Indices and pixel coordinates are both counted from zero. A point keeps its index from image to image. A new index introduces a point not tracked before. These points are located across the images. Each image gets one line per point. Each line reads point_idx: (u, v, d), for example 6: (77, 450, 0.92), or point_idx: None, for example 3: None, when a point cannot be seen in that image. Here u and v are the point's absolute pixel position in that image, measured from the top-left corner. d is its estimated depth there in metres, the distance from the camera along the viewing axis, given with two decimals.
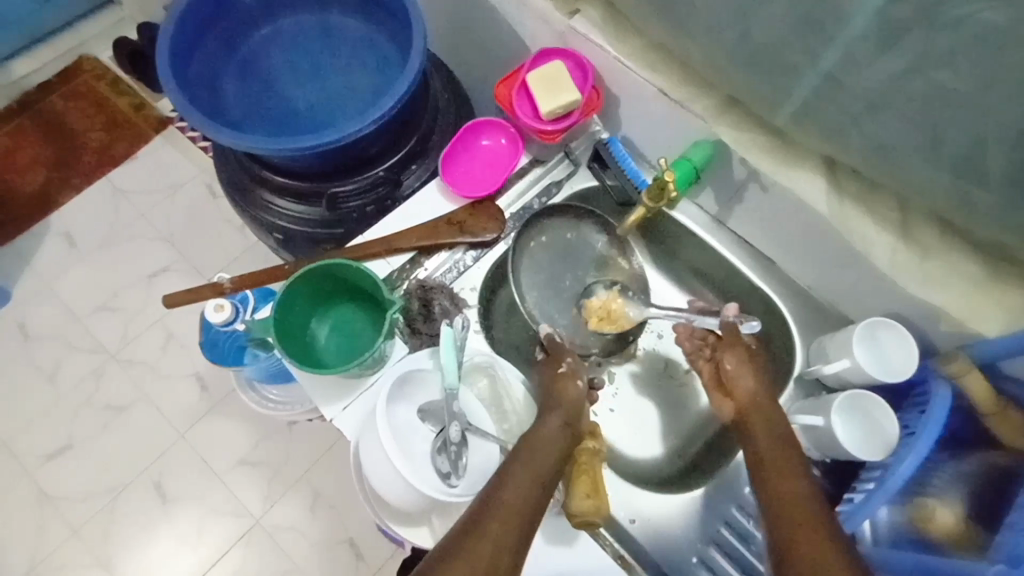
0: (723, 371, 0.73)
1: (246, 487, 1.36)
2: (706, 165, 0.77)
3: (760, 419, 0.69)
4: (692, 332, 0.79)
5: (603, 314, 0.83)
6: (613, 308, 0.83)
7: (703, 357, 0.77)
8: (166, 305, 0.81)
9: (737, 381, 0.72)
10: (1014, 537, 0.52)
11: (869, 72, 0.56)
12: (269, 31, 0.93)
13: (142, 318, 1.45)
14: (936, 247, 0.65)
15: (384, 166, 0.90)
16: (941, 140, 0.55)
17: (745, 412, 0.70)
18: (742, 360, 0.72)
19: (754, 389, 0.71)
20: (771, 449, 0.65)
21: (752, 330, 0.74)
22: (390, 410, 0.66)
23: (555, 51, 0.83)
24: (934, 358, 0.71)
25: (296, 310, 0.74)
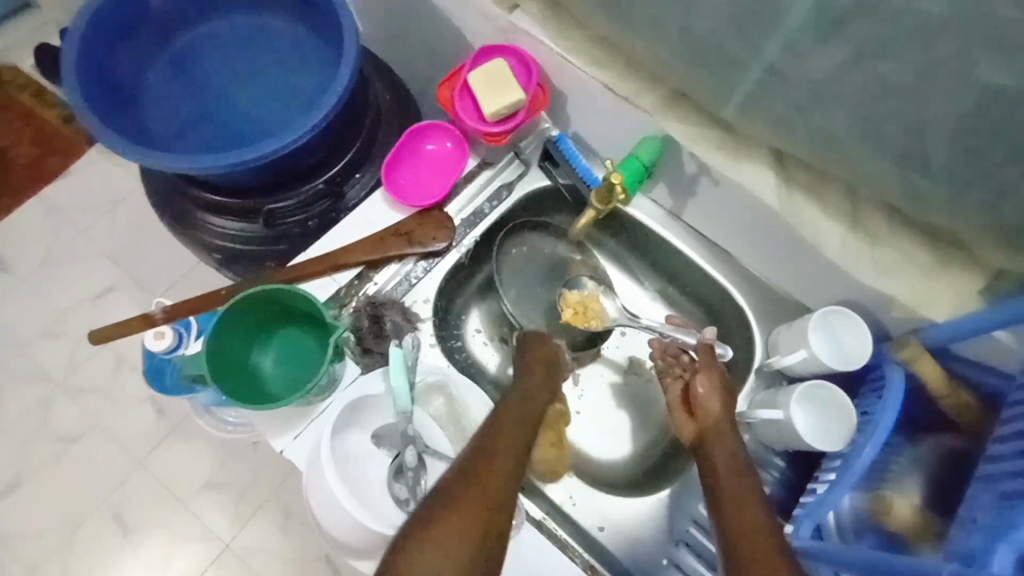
0: (694, 393, 0.75)
1: (212, 511, 1.31)
2: (656, 162, 0.75)
3: (721, 443, 0.70)
4: (665, 349, 0.81)
5: (582, 310, 0.85)
6: (593, 307, 0.86)
7: (673, 375, 0.79)
8: (93, 341, 0.75)
9: (704, 405, 0.74)
10: (975, 530, 0.51)
11: (811, 65, 0.54)
12: (190, 39, 0.87)
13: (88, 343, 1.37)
14: (885, 235, 0.65)
15: (325, 178, 0.85)
16: (883, 129, 0.54)
17: (707, 432, 0.72)
18: (714, 386, 0.74)
19: (719, 414, 0.72)
20: (728, 472, 0.66)
21: (723, 355, 0.79)
22: (339, 440, 0.64)
23: (496, 48, 0.80)
24: (889, 343, 0.71)
25: (236, 344, 0.71)
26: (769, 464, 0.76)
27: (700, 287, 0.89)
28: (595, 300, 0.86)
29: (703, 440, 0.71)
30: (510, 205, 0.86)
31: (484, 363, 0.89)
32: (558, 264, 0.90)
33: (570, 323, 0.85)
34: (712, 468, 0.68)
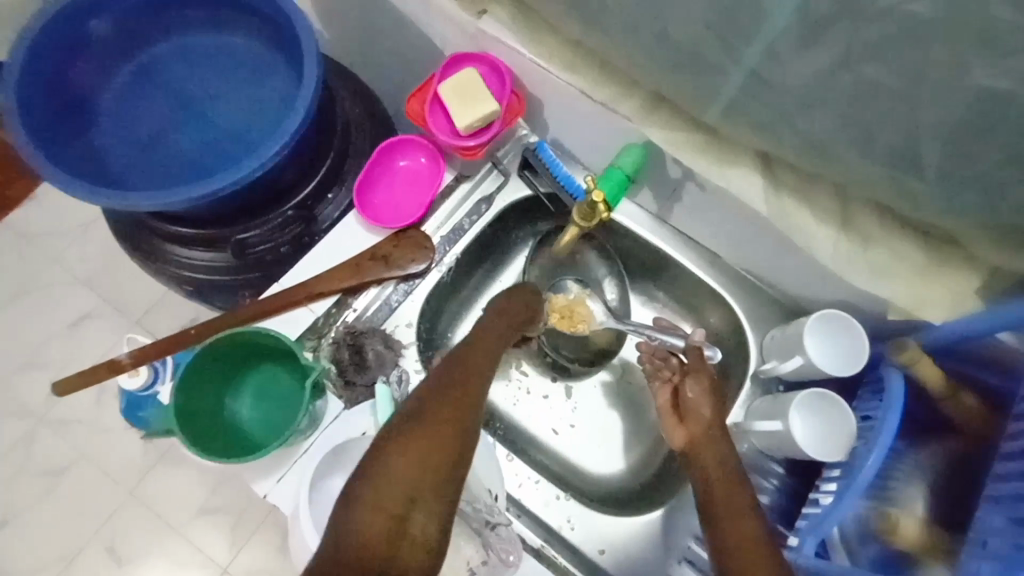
0: (683, 398, 0.72)
1: (208, 536, 1.27)
2: (639, 169, 0.72)
3: (710, 450, 0.67)
4: (654, 352, 0.78)
5: (568, 315, 0.84)
6: (580, 310, 0.84)
7: (662, 378, 0.75)
8: (56, 395, 0.76)
9: (693, 410, 0.71)
10: (993, 559, 0.48)
11: (795, 69, 0.51)
12: (139, 65, 0.83)
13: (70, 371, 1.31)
14: (880, 236, 0.62)
15: (293, 204, 0.81)
16: (873, 132, 0.52)
17: (697, 440, 0.69)
18: (704, 391, 0.71)
19: (709, 419, 0.70)
20: (721, 482, 0.65)
21: (713, 358, 0.75)
22: (323, 484, 0.65)
23: (465, 57, 0.76)
24: (886, 345, 0.69)
25: (205, 385, 0.69)
26: (768, 472, 0.75)
27: (691, 290, 0.86)
28: (582, 303, 0.85)
29: (693, 449, 0.69)
30: (489, 219, 0.82)
31: None
32: (554, 266, 0.86)
33: (558, 328, 0.84)
34: (704, 477, 0.66)
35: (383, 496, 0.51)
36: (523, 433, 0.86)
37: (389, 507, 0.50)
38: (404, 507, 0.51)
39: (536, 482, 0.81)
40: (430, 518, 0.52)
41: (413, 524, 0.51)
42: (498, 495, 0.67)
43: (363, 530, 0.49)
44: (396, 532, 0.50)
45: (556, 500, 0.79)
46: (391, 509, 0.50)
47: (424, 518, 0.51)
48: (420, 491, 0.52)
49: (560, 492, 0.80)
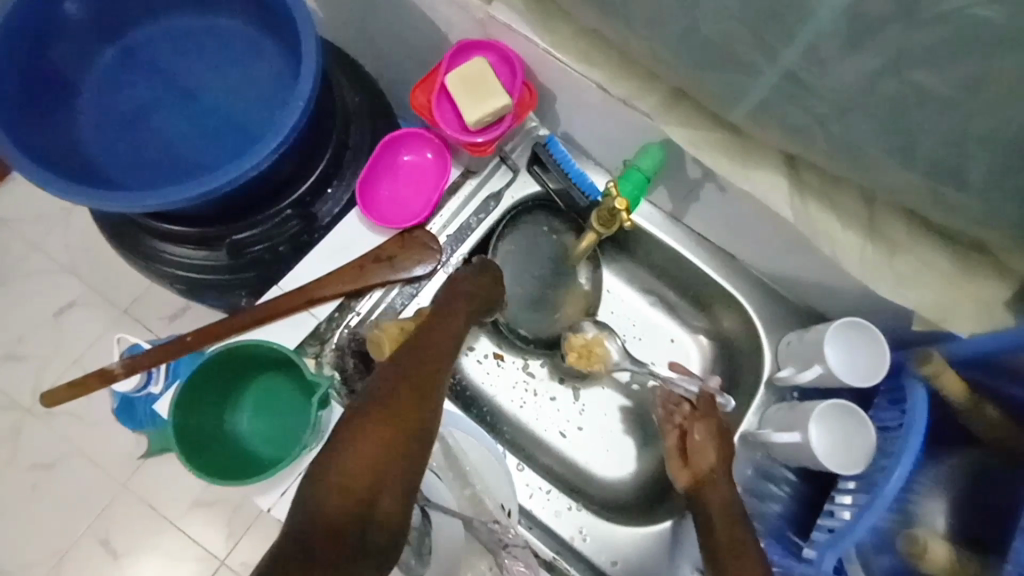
0: (690, 441, 0.72)
1: (206, 527, 1.17)
2: (659, 170, 0.68)
3: (716, 494, 0.67)
4: (667, 396, 0.77)
5: (586, 353, 0.81)
6: (599, 351, 0.82)
7: (672, 423, 0.75)
8: (44, 405, 0.75)
9: (699, 453, 0.70)
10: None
11: (835, 71, 0.47)
12: (119, 51, 0.78)
13: (55, 362, 1.19)
14: (908, 245, 0.59)
15: (291, 201, 0.77)
16: (914, 143, 0.48)
17: (702, 483, 0.68)
18: (711, 436, 0.71)
19: (715, 464, 0.69)
20: (724, 525, 0.64)
21: (726, 406, 0.76)
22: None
23: (471, 46, 0.71)
24: (910, 354, 0.67)
25: (200, 404, 0.70)
26: (781, 479, 0.75)
27: (702, 291, 0.84)
28: (600, 342, 0.82)
29: (698, 493, 0.68)
30: (496, 218, 0.79)
31: (484, 387, 0.85)
32: (560, 262, 0.84)
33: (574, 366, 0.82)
34: (708, 521, 0.65)
35: (350, 476, 0.46)
36: (530, 436, 0.84)
37: (357, 489, 0.45)
38: (372, 489, 0.46)
39: (547, 493, 0.79)
40: (396, 498, 0.47)
41: (379, 506, 0.46)
42: (510, 510, 0.67)
43: (325, 508, 0.44)
44: (362, 513, 0.45)
45: (568, 511, 0.78)
46: (357, 490, 0.45)
47: (391, 500, 0.47)
48: (387, 470, 0.47)
49: (572, 502, 0.79)
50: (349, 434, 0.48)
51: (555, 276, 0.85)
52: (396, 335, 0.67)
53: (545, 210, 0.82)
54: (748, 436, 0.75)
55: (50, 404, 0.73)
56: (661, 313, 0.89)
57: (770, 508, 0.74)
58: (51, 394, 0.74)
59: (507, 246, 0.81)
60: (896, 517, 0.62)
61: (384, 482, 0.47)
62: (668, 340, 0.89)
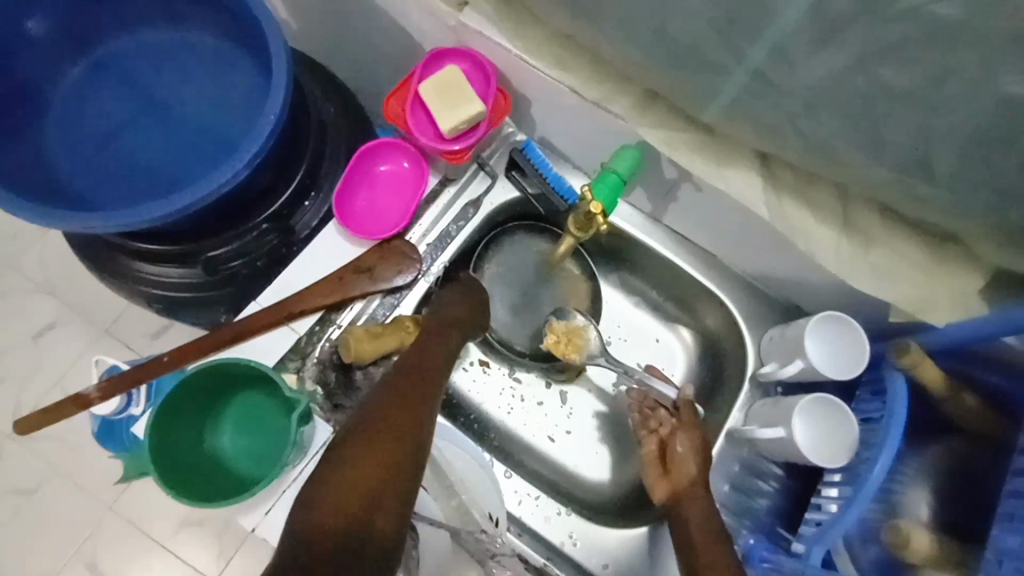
0: (671, 452, 0.73)
1: (194, 547, 1.15)
2: (634, 172, 0.68)
3: (694, 506, 0.68)
4: (643, 399, 0.79)
5: (565, 341, 0.81)
6: (578, 342, 0.81)
7: (648, 429, 0.77)
8: (18, 430, 0.73)
9: (680, 465, 0.72)
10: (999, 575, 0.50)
11: (803, 69, 0.48)
12: (87, 65, 0.76)
13: (35, 384, 1.17)
14: (883, 239, 0.59)
15: (268, 214, 0.76)
16: (883, 138, 0.49)
17: (681, 495, 0.70)
18: (693, 448, 0.73)
19: (695, 476, 0.71)
20: (703, 539, 0.65)
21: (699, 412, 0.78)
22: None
23: (444, 53, 0.71)
24: (888, 344, 0.68)
25: (178, 423, 0.68)
26: (767, 474, 0.75)
27: (684, 290, 0.84)
28: (583, 333, 0.82)
29: (678, 505, 0.70)
30: (476, 225, 0.79)
31: (472, 395, 0.85)
32: (543, 272, 0.86)
33: (551, 349, 0.82)
34: (686, 531, 0.67)
35: (344, 496, 0.46)
36: (518, 442, 0.84)
37: (351, 508, 0.45)
38: (367, 506, 0.46)
39: (536, 498, 0.79)
40: (392, 513, 0.47)
41: (375, 523, 0.45)
42: (498, 519, 0.68)
43: (317, 524, 0.44)
44: (358, 530, 0.44)
45: (558, 516, 0.78)
46: (350, 508, 0.45)
47: (387, 516, 0.46)
48: (379, 489, 0.47)
49: (561, 507, 0.78)
50: (342, 455, 0.49)
51: (536, 287, 0.86)
52: (362, 336, 0.68)
53: (524, 230, 0.85)
54: (733, 432, 0.76)
55: (30, 429, 0.72)
56: (646, 313, 0.89)
57: (756, 503, 0.75)
58: (25, 420, 0.72)
59: (491, 272, 0.84)
60: (881, 509, 0.63)
61: (379, 497, 0.47)
62: (654, 340, 0.89)
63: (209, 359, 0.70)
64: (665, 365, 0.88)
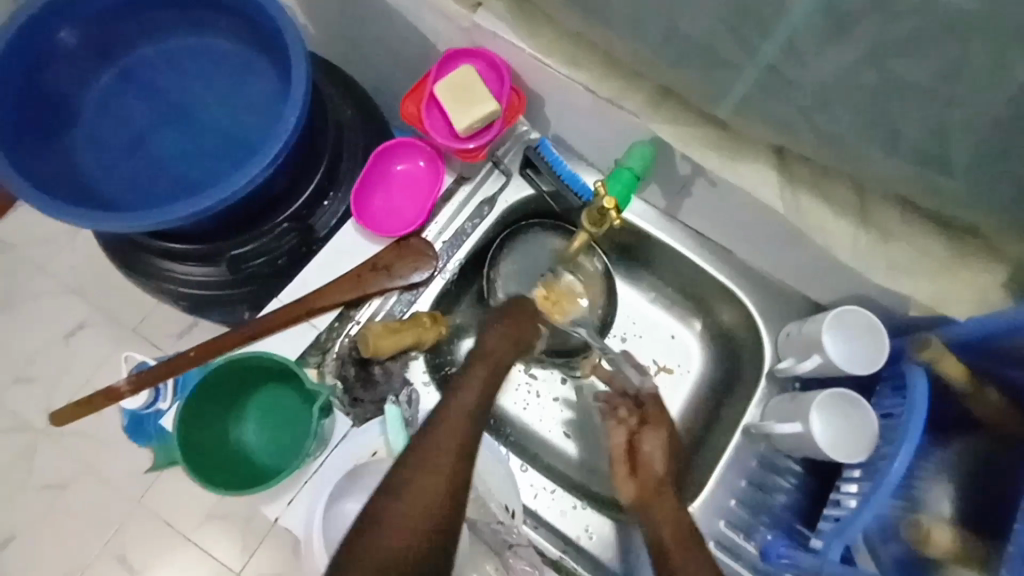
0: (639, 450, 0.74)
1: (219, 541, 1.18)
2: (648, 168, 0.69)
3: (663, 506, 0.69)
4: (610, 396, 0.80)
5: (553, 298, 0.81)
6: (566, 306, 0.82)
7: (617, 420, 0.77)
8: (53, 423, 0.77)
9: (647, 463, 0.72)
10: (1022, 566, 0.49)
11: (816, 63, 0.47)
12: (115, 73, 0.79)
13: (67, 382, 1.21)
14: (901, 232, 0.59)
15: (288, 214, 0.78)
16: (899, 130, 0.48)
17: (650, 495, 0.70)
18: (660, 445, 0.73)
19: (662, 476, 0.71)
20: (676, 544, 0.66)
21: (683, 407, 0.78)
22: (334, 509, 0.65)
23: (459, 54, 0.72)
24: (908, 339, 0.67)
25: (203, 415, 0.71)
26: (785, 470, 0.75)
27: (700, 286, 0.84)
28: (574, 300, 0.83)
29: (647, 504, 0.70)
30: (491, 223, 0.80)
31: None
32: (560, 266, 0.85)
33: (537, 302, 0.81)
34: (656, 531, 0.67)
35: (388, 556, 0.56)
36: (533, 438, 0.85)
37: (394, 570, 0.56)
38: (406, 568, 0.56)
39: (551, 492, 0.80)
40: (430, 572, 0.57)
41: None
42: (514, 511, 0.70)
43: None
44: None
45: (573, 510, 0.79)
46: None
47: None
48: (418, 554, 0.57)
49: (576, 501, 0.80)
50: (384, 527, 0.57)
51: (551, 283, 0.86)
52: (380, 333, 0.69)
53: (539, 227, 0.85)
54: (751, 428, 0.75)
55: (63, 422, 0.75)
56: (660, 310, 0.90)
57: (775, 499, 0.74)
58: (60, 414, 0.75)
59: (508, 268, 0.84)
60: (902, 505, 0.62)
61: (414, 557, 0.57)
62: (669, 336, 0.89)
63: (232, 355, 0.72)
64: (681, 362, 0.88)
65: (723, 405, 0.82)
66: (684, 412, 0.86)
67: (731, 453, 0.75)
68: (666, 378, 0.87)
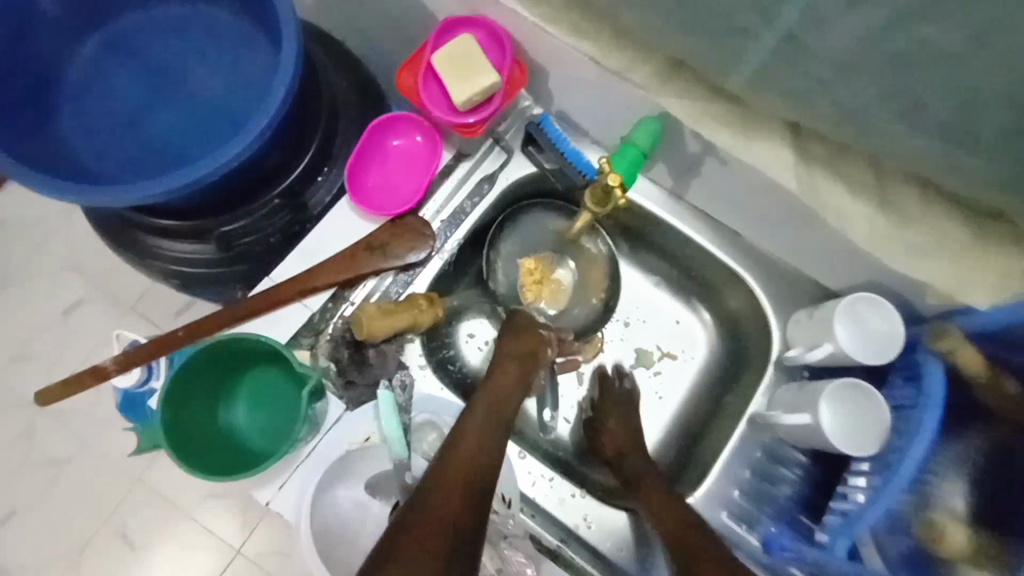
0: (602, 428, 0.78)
1: (220, 516, 1.16)
2: (655, 145, 0.65)
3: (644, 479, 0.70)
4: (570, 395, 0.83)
5: (539, 278, 0.81)
6: (545, 292, 0.81)
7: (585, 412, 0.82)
8: (39, 404, 0.75)
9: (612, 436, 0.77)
10: None
11: (840, 30, 0.43)
12: (100, 42, 0.76)
13: (66, 359, 1.18)
14: (920, 216, 0.55)
15: (281, 190, 0.75)
16: (927, 104, 0.45)
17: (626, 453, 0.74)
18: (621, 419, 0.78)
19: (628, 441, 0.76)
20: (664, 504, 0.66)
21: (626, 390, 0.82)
22: (327, 496, 0.64)
23: (459, 23, 0.68)
24: (923, 327, 0.65)
25: (192, 399, 0.70)
26: (791, 460, 0.72)
27: (707, 271, 0.81)
28: (559, 290, 0.81)
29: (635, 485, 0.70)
30: (491, 202, 0.77)
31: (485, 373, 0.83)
32: (563, 246, 0.82)
33: (522, 271, 0.81)
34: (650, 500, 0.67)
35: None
36: (532, 424, 0.82)
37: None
38: None
39: (550, 480, 0.78)
40: None
41: None
42: (510, 500, 0.69)
43: None
44: None
45: (572, 498, 0.77)
46: None
47: None
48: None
49: (576, 489, 0.78)
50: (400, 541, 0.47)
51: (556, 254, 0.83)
52: (375, 315, 0.67)
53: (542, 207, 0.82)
54: (756, 417, 0.73)
55: (50, 402, 0.73)
56: (666, 295, 0.87)
57: (780, 490, 0.72)
58: (46, 392, 0.73)
59: (508, 250, 0.82)
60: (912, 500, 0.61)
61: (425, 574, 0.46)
62: (674, 322, 0.86)
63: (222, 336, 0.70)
64: (685, 349, 0.85)
65: (727, 393, 0.79)
66: (687, 400, 0.84)
67: (735, 442, 0.73)
68: (670, 364, 0.85)
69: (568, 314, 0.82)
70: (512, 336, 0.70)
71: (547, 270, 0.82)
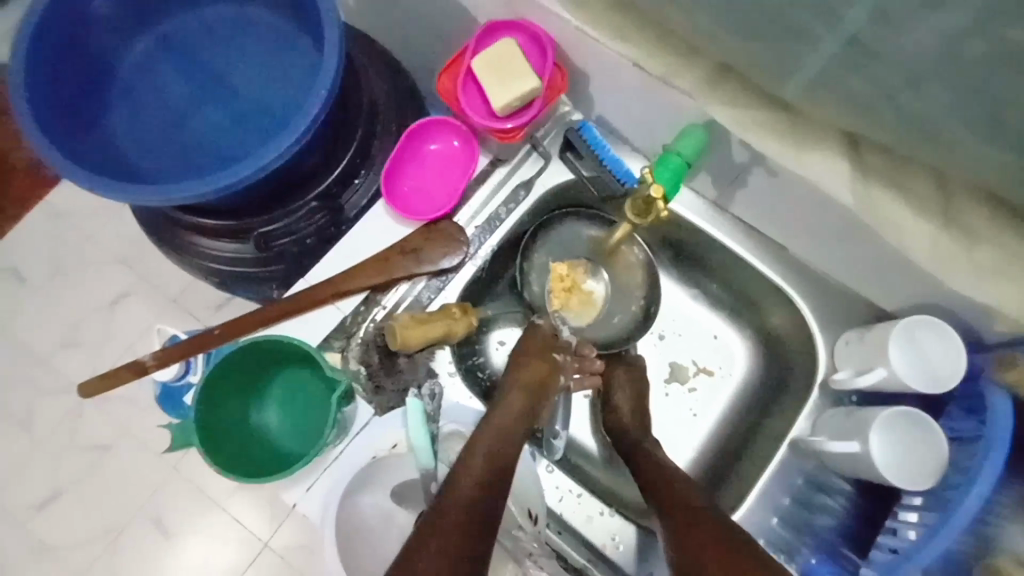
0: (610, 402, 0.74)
1: (250, 507, 1.07)
2: (700, 154, 0.62)
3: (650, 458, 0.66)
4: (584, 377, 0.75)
5: (568, 285, 0.79)
6: (573, 301, 0.79)
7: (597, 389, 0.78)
8: (81, 395, 0.77)
9: (618, 411, 0.73)
10: None
11: (912, 34, 0.40)
12: (152, 44, 0.78)
13: (116, 346, 1.11)
14: (991, 234, 0.51)
15: (318, 193, 0.76)
16: (1007, 114, 0.41)
17: (635, 429, 0.71)
18: (627, 397, 0.74)
19: (628, 418, 0.72)
20: (672, 479, 0.62)
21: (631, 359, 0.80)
22: (352, 502, 0.65)
23: (500, 27, 0.67)
24: (989, 355, 0.60)
25: (226, 398, 0.73)
26: (834, 488, 0.69)
27: (749, 285, 0.77)
28: (587, 301, 0.80)
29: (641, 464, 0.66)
30: (527, 208, 0.76)
31: None
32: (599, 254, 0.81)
33: (552, 278, 0.79)
34: (651, 472, 0.64)
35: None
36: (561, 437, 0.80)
37: None
38: None
39: (578, 496, 0.77)
40: None
41: None
42: (537, 516, 0.68)
43: None
44: None
45: (600, 517, 0.76)
46: None
47: None
48: None
49: (604, 508, 0.76)
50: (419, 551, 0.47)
51: (591, 261, 0.81)
52: (411, 324, 0.66)
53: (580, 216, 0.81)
54: (799, 442, 0.70)
55: (91, 393, 0.75)
56: (703, 308, 0.84)
57: (821, 520, 0.69)
58: (86, 385, 0.75)
59: (542, 260, 0.80)
60: (974, 542, 0.56)
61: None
62: (711, 337, 0.83)
63: (257, 336, 0.70)
64: (722, 365, 0.82)
65: (767, 416, 0.76)
66: (721, 419, 0.81)
67: (777, 466, 0.70)
68: (705, 381, 0.82)
69: (606, 322, 0.80)
70: (524, 363, 0.68)
71: (578, 278, 0.80)
